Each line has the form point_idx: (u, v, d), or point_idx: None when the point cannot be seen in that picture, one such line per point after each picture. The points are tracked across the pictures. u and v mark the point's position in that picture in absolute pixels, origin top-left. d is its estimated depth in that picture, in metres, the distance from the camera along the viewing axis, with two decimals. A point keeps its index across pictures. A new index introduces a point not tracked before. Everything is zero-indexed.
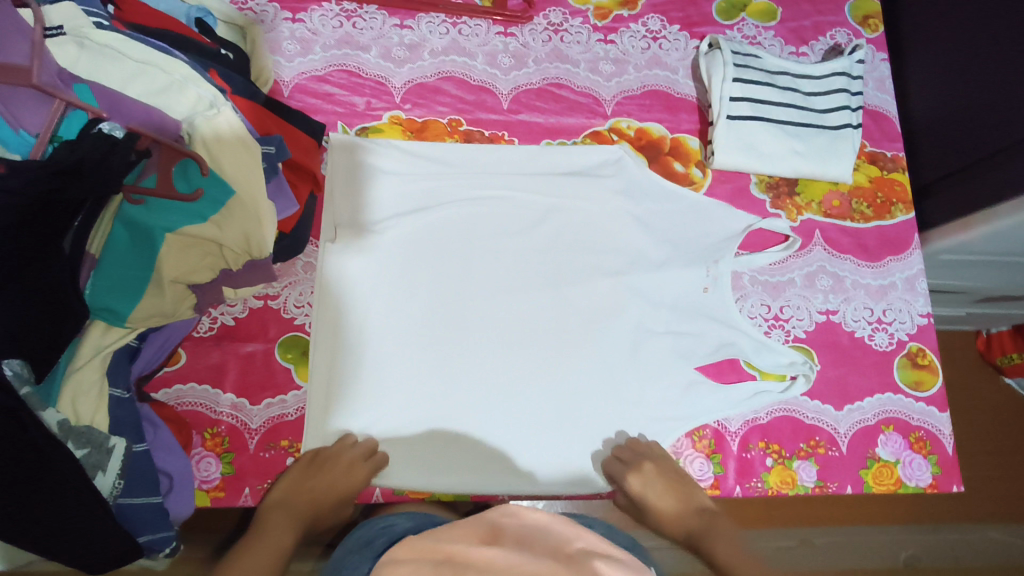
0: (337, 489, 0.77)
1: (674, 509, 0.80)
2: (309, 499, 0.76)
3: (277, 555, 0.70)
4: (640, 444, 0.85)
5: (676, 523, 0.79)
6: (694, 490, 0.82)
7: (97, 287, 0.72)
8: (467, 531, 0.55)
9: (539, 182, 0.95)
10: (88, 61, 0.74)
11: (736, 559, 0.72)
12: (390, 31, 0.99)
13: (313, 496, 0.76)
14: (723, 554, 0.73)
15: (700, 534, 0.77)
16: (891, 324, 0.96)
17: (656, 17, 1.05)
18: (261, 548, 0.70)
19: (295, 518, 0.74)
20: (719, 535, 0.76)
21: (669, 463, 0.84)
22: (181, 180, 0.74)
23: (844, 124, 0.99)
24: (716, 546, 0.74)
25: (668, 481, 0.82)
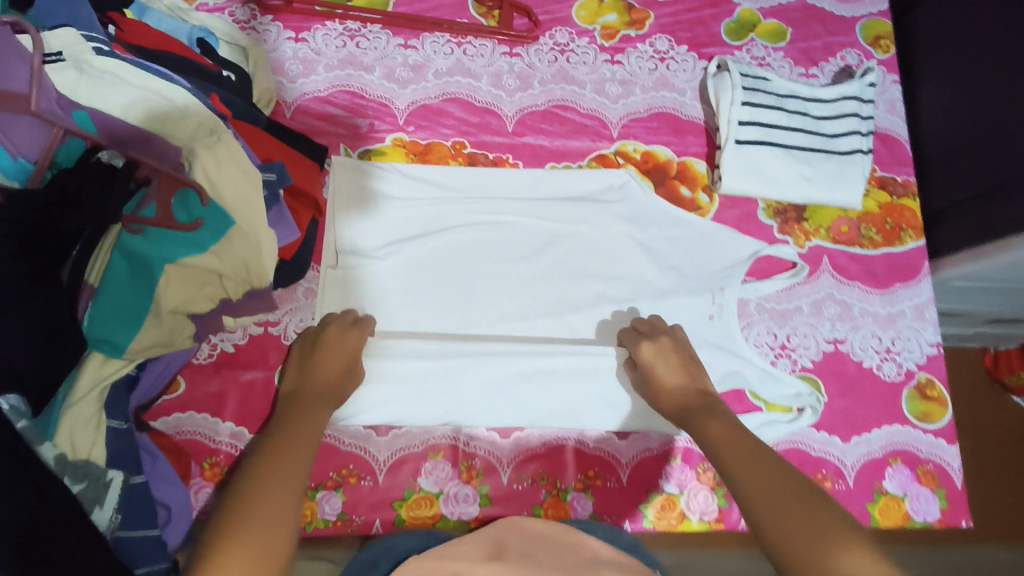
0: (341, 355, 0.78)
1: (676, 383, 0.79)
2: (319, 369, 0.77)
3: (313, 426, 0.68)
4: (647, 323, 0.87)
5: (674, 395, 0.78)
6: (694, 359, 0.83)
7: (95, 317, 0.71)
8: (466, 553, 0.69)
9: (543, 207, 0.94)
10: (88, 86, 0.71)
11: (725, 428, 0.70)
12: (394, 52, 0.98)
13: (321, 366, 0.77)
14: (711, 425, 0.71)
15: (688, 408, 0.76)
16: (900, 354, 0.95)
17: (663, 37, 1.03)
18: (295, 423, 0.68)
19: (312, 389, 0.74)
20: (700, 409, 0.74)
21: (672, 335, 0.84)
22: (181, 209, 0.72)
23: (854, 149, 0.97)
24: (714, 414, 0.72)
25: (671, 354, 0.82)
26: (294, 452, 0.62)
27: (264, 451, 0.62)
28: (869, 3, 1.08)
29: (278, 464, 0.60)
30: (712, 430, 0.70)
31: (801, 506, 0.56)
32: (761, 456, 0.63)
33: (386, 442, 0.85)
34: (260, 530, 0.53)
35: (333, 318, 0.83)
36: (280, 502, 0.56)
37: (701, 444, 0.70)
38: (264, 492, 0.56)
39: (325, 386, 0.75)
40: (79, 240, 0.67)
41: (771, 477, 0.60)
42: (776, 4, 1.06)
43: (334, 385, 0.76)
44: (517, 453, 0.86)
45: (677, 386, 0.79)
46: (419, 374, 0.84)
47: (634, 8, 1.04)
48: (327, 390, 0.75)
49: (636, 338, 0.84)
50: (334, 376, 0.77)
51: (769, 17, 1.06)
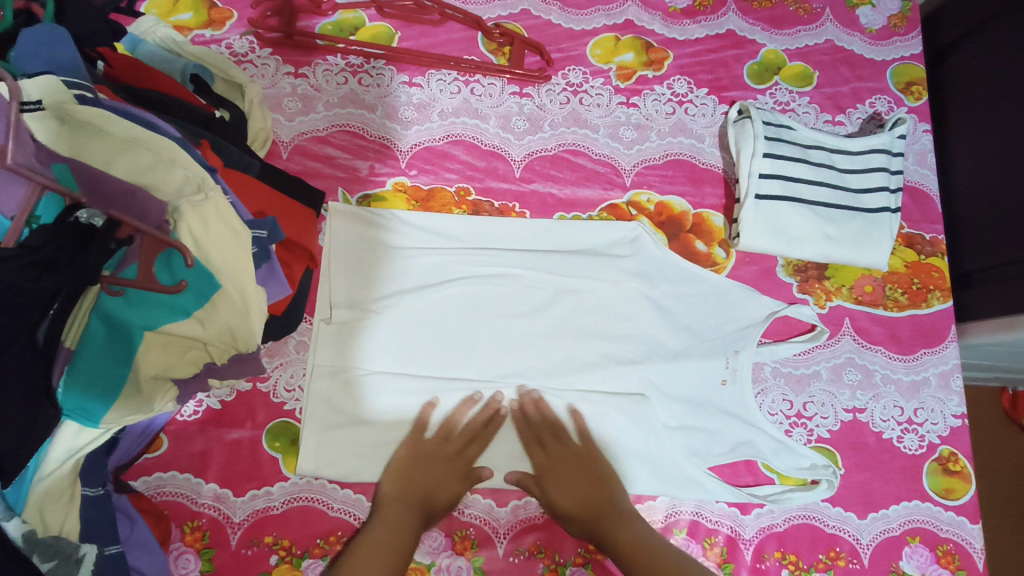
0: (453, 487, 0.80)
1: (574, 500, 0.80)
2: (433, 471, 0.80)
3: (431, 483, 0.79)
4: (536, 413, 0.83)
5: (579, 507, 0.80)
6: (603, 468, 0.82)
7: (71, 384, 0.66)
8: None
9: (547, 260, 0.88)
10: (68, 136, 0.66)
11: (637, 539, 0.77)
12: (398, 89, 0.93)
13: (450, 453, 0.81)
14: (625, 538, 0.77)
15: (591, 514, 0.79)
16: (923, 426, 0.90)
17: (682, 78, 0.98)
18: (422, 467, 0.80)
19: (414, 489, 0.78)
20: (609, 512, 0.79)
21: (568, 446, 0.82)
22: (163, 271, 0.67)
23: (882, 207, 0.91)
24: (625, 520, 0.78)
25: (558, 468, 0.82)
26: (393, 541, 0.73)
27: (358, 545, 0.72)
28: (901, 46, 1.02)
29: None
30: (625, 541, 0.77)
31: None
32: (658, 573, 0.74)
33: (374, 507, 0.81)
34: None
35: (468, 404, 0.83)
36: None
37: (615, 558, 0.77)
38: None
39: (434, 496, 0.79)
40: (56, 302, 0.61)
41: None
42: (802, 45, 1.01)
43: (438, 494, 0.79)
44: (513, 522, 0.82)
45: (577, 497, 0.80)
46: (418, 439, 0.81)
47: (652, 47, 0.98)
48: (426, 499, 0.78)
49: (541, 461, 0.82)
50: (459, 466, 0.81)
51: (795, 60, 1.00)
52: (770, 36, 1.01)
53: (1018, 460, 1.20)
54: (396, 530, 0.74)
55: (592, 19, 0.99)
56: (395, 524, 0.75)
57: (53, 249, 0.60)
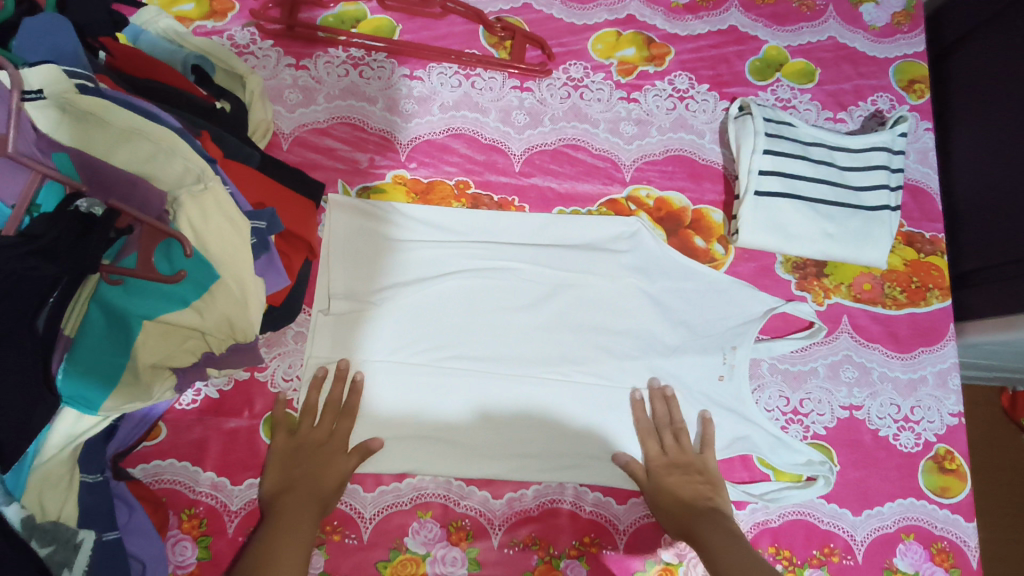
0: (336, 468, 0.77)
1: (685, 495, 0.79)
2: (312, 462, 0.77)
3: (309, 471, 0.76)
4: (659, 412, 0.84)
5: (679, 505, 0.78)
6: (711, 474, 0.81)
7: (70, 372, 0.67)
8: None
9: (546, 255, 0.88)
10: (69, 127, 0.67)
11: (731, 551, 0.72)
12: (399, 82, 0.93)
13: (310, 437, 0.79)
14: (718, 545, 0.73)
15: (692, 515, 0.77)
16: (919, 424, 0.90)
17: (684, 74, 0.98)
18: (292, 462, 0.77)
19: (300, 490, 0.75)
20: (706, 521, 0.76)
21: (687, 449, 0.83)
22: (163, 260, 0.68)
23: (881, 205, 0.91)
24: (719, 531, 0.74)
25: (674, 467, 0.81)
26: (291, 543, 0.70)
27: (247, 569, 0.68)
28: (904, 43, 1.02)
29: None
30: (720, 548, 0.72)
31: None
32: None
33: (372, 498, 0.80)
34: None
35: (317, 381, 0.80)
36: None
37: (709, 560, 0.72)
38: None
39: (321, 486, 0.75)
40: (56, 288, 0.62)
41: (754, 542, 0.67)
42: (805, 42, 1.01)
43: (322, 483, 0.75)
44: (509, 514, 0.82)
45: (689, 496, 0.79)
46: (413, 431, 0.82)
47: (654, 42, 0.98)
48: (315, 491, 0.75)
49: (656, 454, 0.82)
50: (329, 449, 0.78)
51: (796, 56, 1.00)
52: (772, 33, 1.01)
53: (1016, 460, 1.20)
54: (297, 528, 0.71)
55: (594, 14, 0.99)
56: (295, 524, 0.71)
57: (55, 237, 0.60)
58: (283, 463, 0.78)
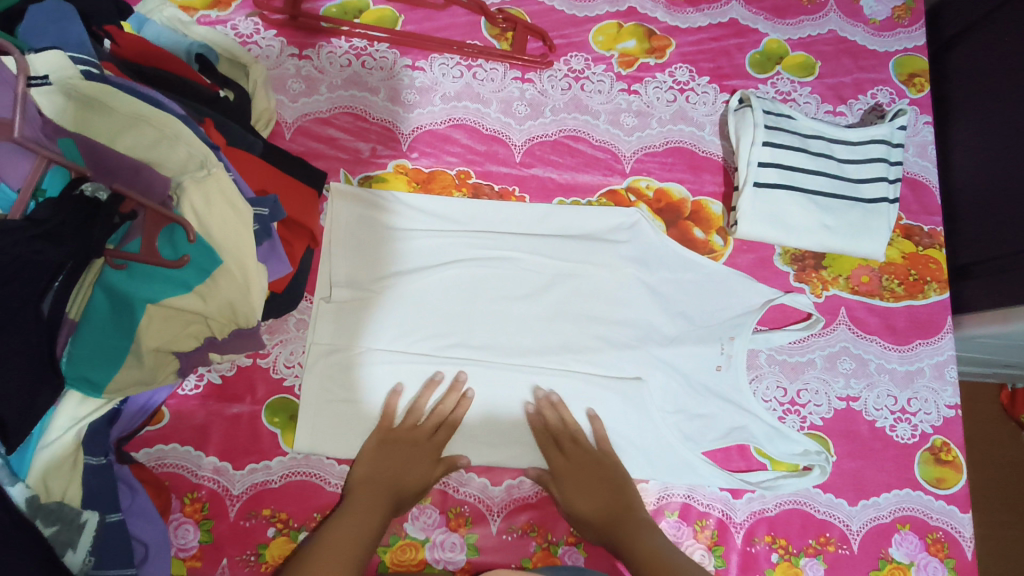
0: (420, 470, 0.79)
1: (598, 504, 0.79)
2: (403, 457, 0.79)
3: (400, 468, 0.79)
4: (551, 418, 0.83)
5: (599, 515, 0.79)
6: (620, 476, 0.82)
7: (74, 354, 0.68)
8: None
9: (545, 244, 0.89)
10: (74, 112, 0.68)
11: (658, 554, 0.73)
12: (401, 72, 0.94)
13: (412, 435, 0.81)
14: (642, 549, 0.74)
15: (612, 523, 0.78)
16: (916, 415, 0.90)
17: (684, 67, 0.98)
18: (390, 453, 0.80)
19: (383, 480, 0.77)
20: (631, 522, 0.77)
21: (585, 449, 0.82)
22: (167, 245, 0.69)
23: (880, 197, 0.92)
24: (641, 531, 0.76)
25: (577, 471, 0.81)
26: (365, 529, 0.72)
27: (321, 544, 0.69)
28: (905, 37, 1.03)
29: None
30: (645, 554, 0.73)
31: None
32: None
33: None
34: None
35: (428, 386, 0.82)
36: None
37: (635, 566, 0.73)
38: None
39: (402, 483, 0.78)
40: (61, 272, 0.62)
41: None
42: (805, 35, 1.01)
43: (405, 481, 0.78)
44: (507, 501, 0.83)
45: (603, 502, 0.80)
46: (414, 419, 0.82)
47: (655, 35, 0.99)
48: (397, 488, 0.78)
49: (561, 464, 0.81)
50: (424, 451, 0.80)
51: (797, 50, 1.00)
52: (773, 26, 1.01)
53: (1014, 455, 1.21)
54: (373, 518, 0.74)
55: (596, 6, 0.99)
56: (375, 510, 0.74)
57: (59, 221, 0.61)
58: (382, 450, 0.80)
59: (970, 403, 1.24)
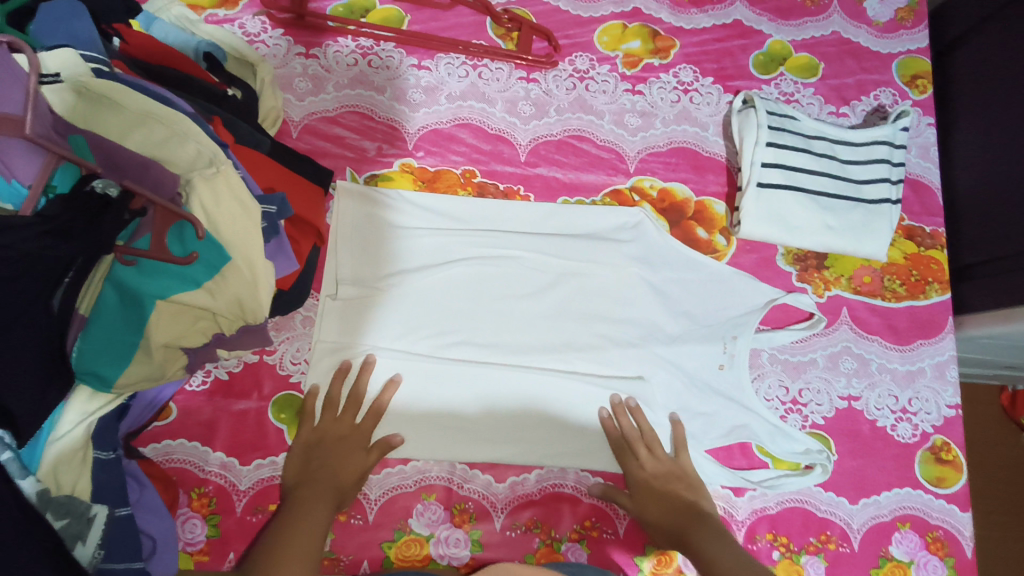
0: (354, 462, 0.78)
1: (669, 508, 0.80)
2: (331, 453, 0.78)
3: (329, 465, 0.78)
4: (629, 425, 0.84)
5: (668, 521, 0.80)
6: (694, 480, 0.83)
7: (84, 348, 0.69)
8: None
9: (550, 243, 0.89)
10: (85, 109, 0.69)
11: (724, 555, 0.73)
12: (407, 72, 0.95)
13: (334, 429, 0.80)
14: (710, 550, 0.74)
15: (682, 525, 0.78)
16: (917, 415, 0.91)
17: (688, 67, 0.99)
18: (315, 454, 0.78)
19: (319, 480, 0.76)
20: (700, 525, 0.78)
21: (665, 456, 0.83)
22: (175, 242, 0.70)
23: (882, 198, 0.92)
24: (710, 534, 0.76)
25: (653, 479, 0.82)
26: (308, 535, 0.70)
27: (272, 549, 0.68)
28: (908, 39, 1.03)
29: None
30: (713, 554, 0.74)
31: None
32: None
33: (378, 479, 0.82)
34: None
35: (342, 377, 0.81)
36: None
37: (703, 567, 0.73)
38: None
39: (341, 478, 0.77)
40: (71, 268, 0.63)
41: None
42: (809, 36, 1.01)
43: (342, 473, 0.77)
44: (511, 498, 0.83)
45: (680, 506, 0.80)
46: (419, 416, 0.83)
47: (659, 35, 0.99)
48: (336, 481, 0.76)
49: (636, 472, 0.83)
50: (348, 442, 0.79)
51: (800, 51, 1.01)
52: (777, 27, 1.01)
53: (1013, 455, 1.21)
54: (319, 510, 0.73)
55: (601, 6, 1.00)
56: (318, 501, 0.73)
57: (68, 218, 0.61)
58: (309, 453, 0.79)
59: (970, 404, 1.24)
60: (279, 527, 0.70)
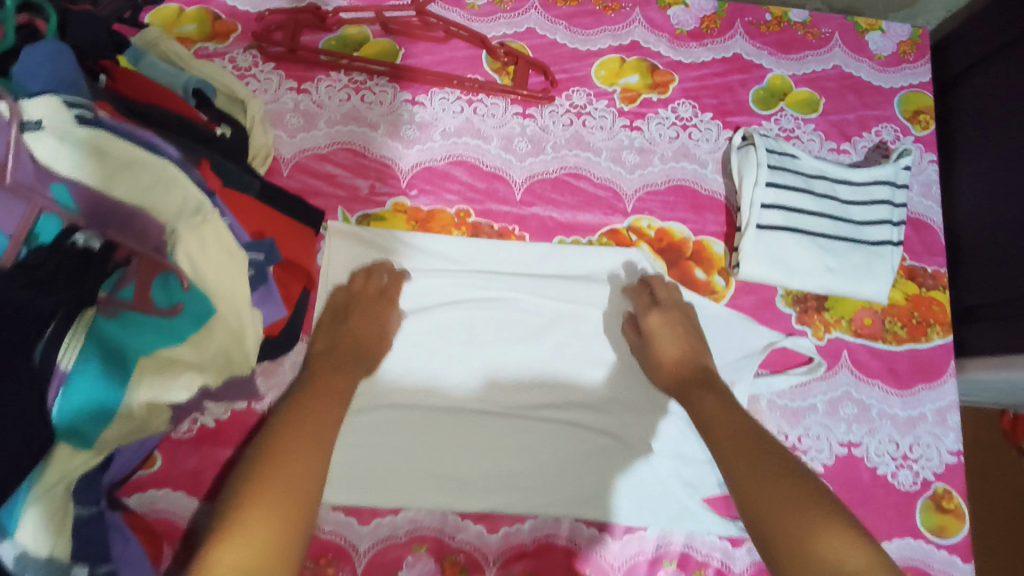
0: (380, 321, 0.81)
1: (675, 355, 0.81)
2: (357, 318, 0.81)
3: (362, 319, 0.81)
4: (650, 286, 0.86)
5: (675, 368, 0.80)
6: (701, 338, 0.83)
7: (68, 405, 0.65)
8: None
9: (545, 285, 0.88)
10: (71, 159, 0.67)
11: (721, 413, 0.71)
12: (401, 107, 0.93)
13: (364, 290, 0.83)
14: (707, 407, 0.72)
15: (686, 382, 0.78)
16: (918, 461, 0.89)
17: (687, 102, 0.97)
18: (349, 311, 0.81)
19: (346, 346, 0.78)
20: (698, 386, 0.76)
21: (680, 312, 0.84)
22: (160, 293, 0.68)
23: (884, 240, 0.90)
24: (712, 391, 0.75)
25: (666, 328, 0.83)
26: (340, 382, 0.72)
27: (294, 400, 0.69)
28: (910, 73, 1.01)
29: (274, 481, 0.58)
30: (711, 410, 0.72)
31: (791, 505, 0.58)
32: (746, 447, 0.66)
33: (368, 530, 0.80)
34: (277, 507, 0.56)
35: (370, 274, 0.84)
36: (303, 472, 0.60)
37: (701, 424, 0.72)
38: (282, 483, 0.58)
39: (368, 338, 0.80)
40: (54, 319, 0.61)
41: (772, 477, 0.61)
42: (809, 71, 1.00)
43: (367, 343, 0.79)
44: (504, 548, 0.81)
45: (686, 357, 0.80)
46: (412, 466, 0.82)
47: (657, 70, 0.98)
48: (361, 352, 0.78)
49: (649, 321, 0.84)
50: (377, 307, 0.82)
51: (801, 86, 0.99)
52: (777, 61, 1.00)
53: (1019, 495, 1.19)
54: (353, 376, 0.74)
55: (598, 40, 0.98)
56: (352, 368, 0.75)
57: (53, 267, 0.64)
58: (342, 310, 0.81)
59: (972, 440, 1.22)
60: (305, 382, 0.71)
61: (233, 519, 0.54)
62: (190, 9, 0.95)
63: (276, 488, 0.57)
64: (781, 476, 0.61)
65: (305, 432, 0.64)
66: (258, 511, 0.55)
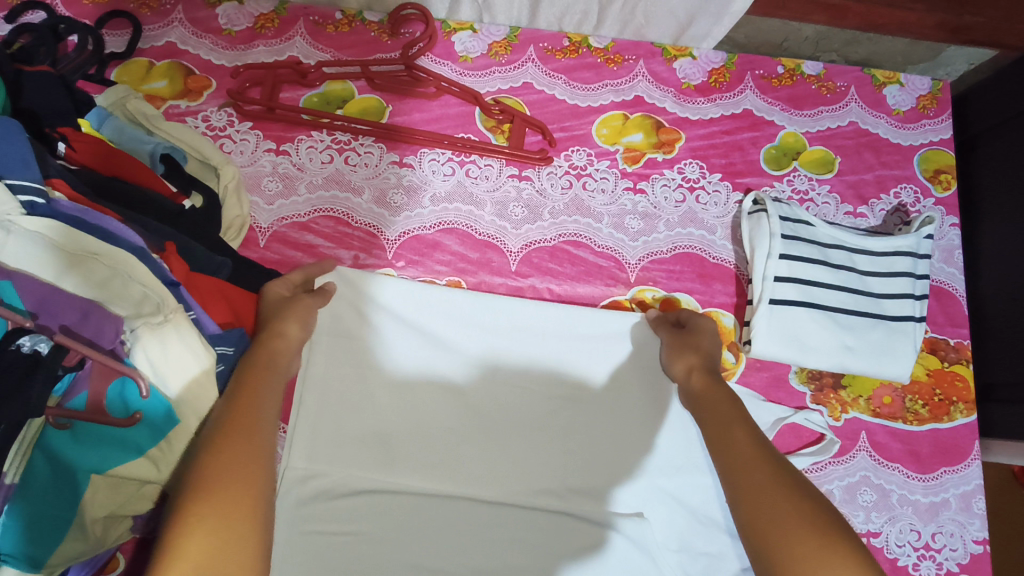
0: (295, 308, 0.74)
1: (711, 353, 0.78)
2: (275, 307, 0.74)
3: (275, 310, 0.74)
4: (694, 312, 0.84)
5: (705, 361, 0.76)
6: None
7: (14, 525, 0.58)
8: None
9: (545, 353, 0.81)
10: (16, 253, 0.57)
11: (733, 425, 0.68)
12: (387, 170, 0.87)
13: (274, 295, 0.75)
14: (711, 420, 0.70)
15: (717, 376, 0.75)
16: (940, 552, 0.82)
17: (694, 163, 0.91)
18: (266, 309, 0.74)
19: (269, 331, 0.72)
20: (721, 385, 0.73)
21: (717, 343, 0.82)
22: (117, 401, 0.61)
23: (905, 315, 0.85)
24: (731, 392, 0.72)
25: (709, 332, 0.80)
26: (278, 376, 0.68)
27: (229, 410, 0.62)
28: (931, 130, 0.96)
29: (224, 505, 0.54)
30: (720, 419, 0.69)
31: (809, 541, 0.55)
32: (754, 469, 0.62)
33: None
34: (219, 525, 0.52)
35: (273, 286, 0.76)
36: (245, 482, 0.56)
37: (711, 438, 0.68)
38: (224, 500, 0.54)
39: (279, 323, 0.72)
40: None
41: (779, 503, 0.59)
42: (824, 128, 0.94)
43: (291, 323, 0.73)
44: None
45: (716, 362, 0.77)
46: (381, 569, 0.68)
47: (662, 127, 0.92)
48: (273, 326, 0.72)
49: (702, 321, 0.80)
50: (285, 300, 0.75)
51: (815, 144, 0.93)
52: (789, 118, 0.94)
53: None
54: (283, 364, 0.70)
55: (599, 95, 0.92)
56: (276, 358, 0.69)
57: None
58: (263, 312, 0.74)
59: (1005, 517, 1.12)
60: (232, 387, 0.64)
61: (173, 540, 0.51)
62: (159, 63, 0.88)
63: (225, 514, 0.53)
64: (806, 509, 0.58)
65: (256, 447, 0.59)
66: (202, 544, 0.51)
